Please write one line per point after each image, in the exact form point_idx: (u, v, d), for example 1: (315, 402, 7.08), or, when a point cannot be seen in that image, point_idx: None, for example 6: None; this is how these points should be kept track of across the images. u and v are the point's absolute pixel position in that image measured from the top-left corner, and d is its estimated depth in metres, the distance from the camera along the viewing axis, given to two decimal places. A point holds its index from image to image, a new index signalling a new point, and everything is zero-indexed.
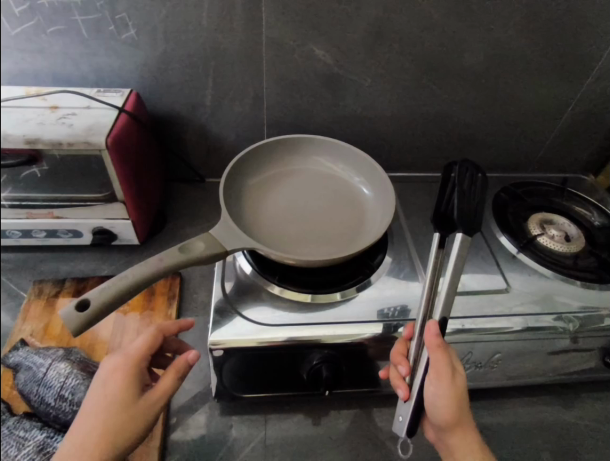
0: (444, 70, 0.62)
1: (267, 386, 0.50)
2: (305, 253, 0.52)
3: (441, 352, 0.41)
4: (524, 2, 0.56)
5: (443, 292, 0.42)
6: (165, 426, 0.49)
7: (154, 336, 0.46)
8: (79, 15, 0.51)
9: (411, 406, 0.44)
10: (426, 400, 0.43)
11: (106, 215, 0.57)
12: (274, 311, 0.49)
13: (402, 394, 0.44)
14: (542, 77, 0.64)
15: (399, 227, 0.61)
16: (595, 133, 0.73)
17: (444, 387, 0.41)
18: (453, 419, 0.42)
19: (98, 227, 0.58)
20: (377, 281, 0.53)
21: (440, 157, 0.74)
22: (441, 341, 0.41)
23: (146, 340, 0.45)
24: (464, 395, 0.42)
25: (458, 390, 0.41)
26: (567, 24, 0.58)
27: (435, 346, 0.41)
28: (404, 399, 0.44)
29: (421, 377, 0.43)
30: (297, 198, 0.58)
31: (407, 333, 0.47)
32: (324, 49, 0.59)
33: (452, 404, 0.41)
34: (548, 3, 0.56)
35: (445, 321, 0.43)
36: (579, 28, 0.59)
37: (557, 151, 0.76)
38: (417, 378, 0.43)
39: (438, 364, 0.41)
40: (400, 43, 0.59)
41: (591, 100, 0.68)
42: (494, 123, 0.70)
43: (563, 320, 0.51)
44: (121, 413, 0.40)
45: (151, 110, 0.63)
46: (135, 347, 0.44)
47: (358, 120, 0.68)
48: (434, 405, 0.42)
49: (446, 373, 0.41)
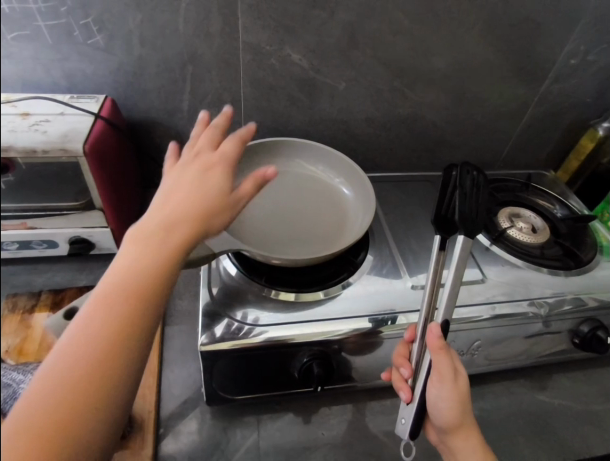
0: (414, 74, 0.65)
1: (258, 387, 0.50)
2: (289, 253, 0.52)
3: (444, 353, 0.41)
4: (486, 10, 0.59)
5: (447, 292, 0.40)
6: (156, 435, 0.48)
7: (242, 138, 0.36)
8: (44, 21, 0.49)
9: (414, 408, 0.43)
10: (428, 402, 0.43)
11: (84, 223, 0.57)
12: (263, 312, 0.49)
13: (405, 396, 0.44)
14: (504, 80, 0.69)
15: (379, 226, 0.63)
16: (553, 131, 0.78)
17: (447, 388, 0.41)
18: (456, 421, 0.42)
19: (76, 236, 0.57)
20: (360, 278, 0.55)
21: (413, 157, 0.77)
22: (443, 342, 0.40)
23: (234, 148, 0.36)
24: (465, 395, 0.42)
25: (460, 390, 0.42)
26: (525, 30, 0.63)
27: (438, 348, 0.40)
28: (406, 401, 0.44)
29: (424, 380, 0.42)
30: (280, 200, 0.59)
31: (410, 335, 0.48)
32: (300, 54, 0.60)
33: (455, 406, 0.41)
34: (509, 10, 0.60)
35: (447, 324, 0.41)
36: (536, 34, 0.63)
37: (520, 148, 0.80)
38: (420, 380, 0.43)
39: (441, 366, 0.41)
40: (372, 48, 0.61)
41: (549, 100, 0.73)
42: (462, 123, 0.74)
43: (535, 305, 0.54)
44: (217, 196, 0.32)
45: (126, 116, 0.62)
46: (229, 151, 0.35)
47: (334, 123, 0.70)
48: (438, 406, 0.42)
49: (447, 375, 0.41)
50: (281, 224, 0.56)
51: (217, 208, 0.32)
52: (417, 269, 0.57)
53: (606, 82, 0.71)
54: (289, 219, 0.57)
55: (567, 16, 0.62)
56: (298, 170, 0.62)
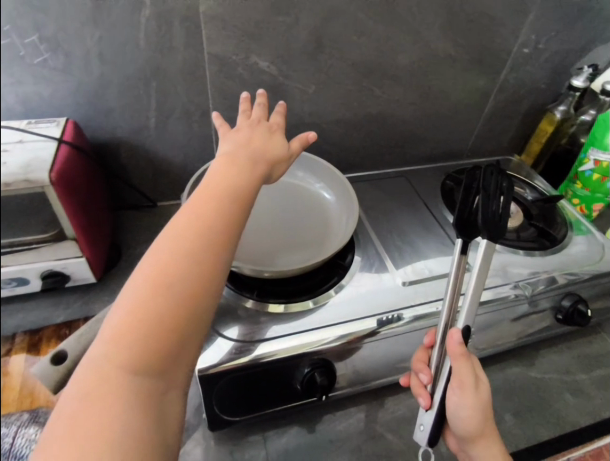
0: (381, 73, 0.66)
1: (262, 404, 0.49)
2: (278, 263, 0.52)
3: (467, 361, 0.40)
4: (444, 6, 0.61)
5: (469, 299, 0.42)
6: None
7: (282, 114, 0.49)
8: None
9: (434, 414, 0.44)
10: (448, 409, 0.43)
11: (56, 255, 0.52)
12: (259, 326, 0.48)
13: (424, 403, 0.44)
14: (466, 72, 0.71)
15: (362, 225, 0.64)
16: (513, 117, 0.82)
17: (467, 396, 0.41)
18: (476, 428, 0.43)
19: (48, 270, 0.51)
20: (350, 281, 0.54)
21: (385, 154, 0.78)
22: (465, 350, 0.40)
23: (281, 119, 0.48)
24: (486, 401, 0.42)
25: (480, 399, 0.42)
26: (481, 24, 0.65)
27: (459, 356, 0.40)
28: (425, 408, 0.44)
29: (444, 387, 0.43)
30: (262, 209, 0.58)
31: (429, 341, 0.49)
32: (268, 61, 0.59)
33: (477, 413, 0.42)
34: (465, 5, 0.62)
35: (468, 330, 0.42)
36: (492, 27, 0.66)
37: (485, 137, 0.83)
38: (441, 387, 0.43)
39: (464, 374, 0.41)
40: (338, 50, 0.61)
41: (508, 89, 0.76)
42: (429, 117, 0.76)
43: (520, 287, 0.56)
44: (276, 148, 0.43)
45: (90, 138, 0.59)
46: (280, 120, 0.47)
47: (306, 127, 0.69)
48: (458, 415, 0.42)
49: (469, 383, 0.41)
50: (267, 235, 0.55)
51: (280, 158, 0.43)
52: (405, 264, 0.58)
53: (557, 68, 0.75)
54: (274, 228, 0.56)
55: (518, 8, 0.65)
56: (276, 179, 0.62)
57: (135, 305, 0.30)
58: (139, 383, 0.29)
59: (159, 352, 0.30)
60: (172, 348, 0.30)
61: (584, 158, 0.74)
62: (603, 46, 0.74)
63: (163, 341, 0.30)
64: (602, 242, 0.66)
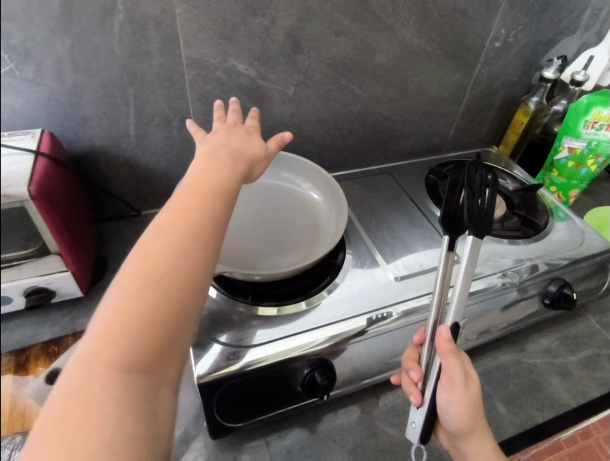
0: (359, 71, 0.67)
1: (263, 408, 0.48)
2: (271, 266, 0.51)
3: (455, 356, 0.42)
4: (417, 4, 0.62)
5: (457, 298, 0.42)
6: None
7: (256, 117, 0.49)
8: None
9: (425, 411, 0.45)
10: (439, 406, 0.44)
11: (40, 271, 0.49)
12: (253, 330, 0.47)
13: (415, 400, 0.45)
14: (442, 68, 0.72)
15: (351, 222, 0.64)
16: (489, 110, 0.83)
17: (457, 393, 0.43)
18: (467, 423, 0.44)
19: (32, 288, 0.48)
20: (344, 278, 0.54)
21: (367, 151, 0.79)
22: (454, 347, 0.41)
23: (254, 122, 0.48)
24: (475, 395, 0.44)
25: (470, 394, 0.43)
26: (454, 19, 0.66)
27: (447, 352, 0.41)
28: (417, 405, 0.45)
29: (435, 384, 0.44)
30: (251, 212, 0.57)
31: (419, 338, 0.50)
32: (246, 63, 0.59)
33: (467, 408, 0.43)
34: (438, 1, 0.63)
35: (457, 327, 0.43)
36: (464, 22, 0.67)
37: (463, 130, 0.85)
38: (431, 384, 0.44)
39: (453, 370, 0.42)
40: (316, 50, 0.61)
41: (483, 82, 0.78)
42: (408, 113, 0.77)
43: (508, 275, 0.58)
44: (252, 148, 0.43)
45: (67, 148, 0.58)
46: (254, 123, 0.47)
47: (288, 128, 0.69)
48: (449, 411, 0.44)
49: (458, 379, 0.42)
50: (256, 238, 0.54)
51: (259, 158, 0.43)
52: (395, 259, 0.59)
53: (528, 60, 0.77)
54: (263, 231, 0.55)
55: (489, 2, 0.66)
56: (262, 182, 0.61)
57: (126, 301, 0.29)
58: (133, 379, 0.28)
59: (151, 347, 0.29)
60: (165, 343, 0.29)
61: (558, 146, 0.76)
62: (571, 37, 0.77)
63: (154, 336, 0.29)
64: (581, 227, 0.68)
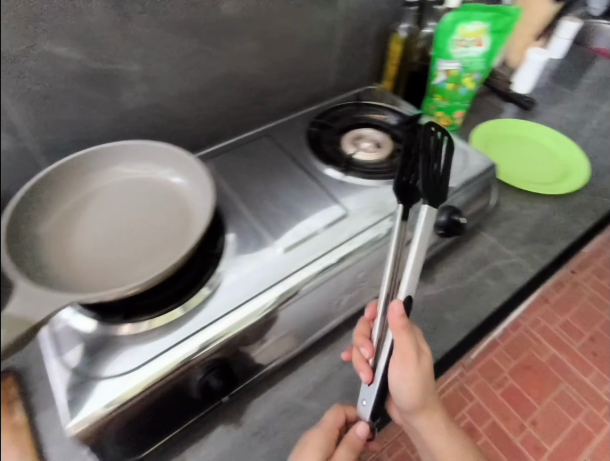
0: (210, 29, 0.60)
1: (162, 430, 0.52)
2: (142, 273, 0.48)
3: (408, 368, 0.51)
4: None
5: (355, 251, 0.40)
6: None
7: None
8: None
9: (376, 386, 0.53)
10: (392, 384, 0.53)
11: None
12: (115, 367, 0.48)
13: (366, 378, 0.54)
14: (302, 9, 0.67)
15: (233, 200, 0.63)
16: (364, 46, 0.79)
17: (411, 369, 0.51)
18: (417, 401, 0.53)
19: None
20: (229, 265, 0.56)
21: (247, 116, 0.73)
22: (405, 324, 0.50)
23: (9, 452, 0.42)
24: (427, 372, 0.53)
25: (424, 370, 0.53)
26: None
27: (400, 328, 0.50)
28: (369, 383, 0.54)
29: (388, 361, 0.53)
30: (108, 218, 0.51)
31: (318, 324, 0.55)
32: (68, 46, 0.51)
33: (419, 390, 0.52)
34: None
35: (410, 300, 0.52)
36: None
37: (343, 73, 0.81)
38: (384, 361, 0.53)
39: (395, 378, 0.53)
40: (149, 12, 0.54)
41: (349, 17, 0.73)
42: (280, 66, 0.71)
43: (379, 228, 0.61)
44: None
45: None
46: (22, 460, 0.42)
47: (146, 110, 0.62)
48: (401, 389, 0.53)
49: (411, 357, 0.51)
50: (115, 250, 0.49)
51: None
52: (281, 231, 0.60)
53: None
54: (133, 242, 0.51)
55: None
56: (113, 183, 0.54)
57: None
58: None
59: None
60: None
61: (434, 71, 0.79)
62: None
63: None
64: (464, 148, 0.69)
